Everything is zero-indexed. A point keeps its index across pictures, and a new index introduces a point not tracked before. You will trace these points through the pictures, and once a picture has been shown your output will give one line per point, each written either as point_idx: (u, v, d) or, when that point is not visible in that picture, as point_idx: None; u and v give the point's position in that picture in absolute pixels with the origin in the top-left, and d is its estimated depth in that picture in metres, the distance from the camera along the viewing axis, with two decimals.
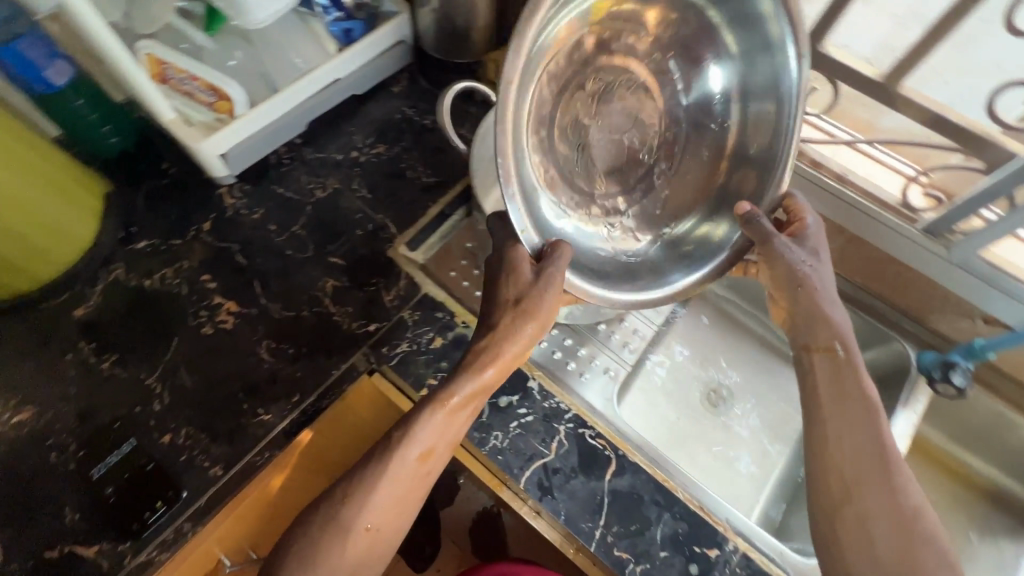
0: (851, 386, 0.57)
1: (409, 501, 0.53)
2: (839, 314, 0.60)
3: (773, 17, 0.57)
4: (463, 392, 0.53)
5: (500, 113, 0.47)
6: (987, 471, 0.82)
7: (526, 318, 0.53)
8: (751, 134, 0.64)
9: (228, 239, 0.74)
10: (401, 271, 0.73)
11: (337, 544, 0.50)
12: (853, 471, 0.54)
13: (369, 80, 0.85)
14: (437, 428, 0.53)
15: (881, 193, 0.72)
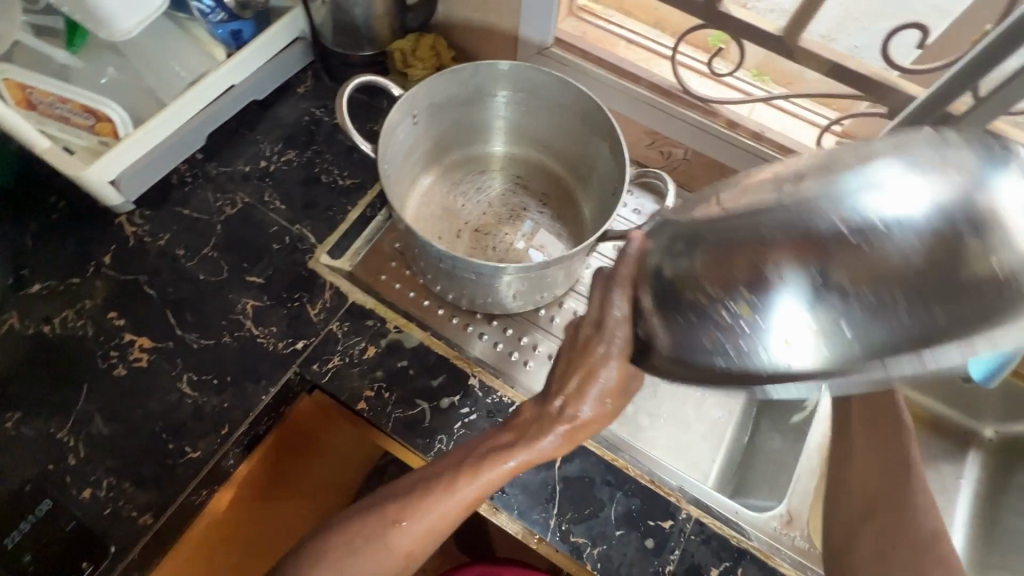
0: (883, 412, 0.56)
1: (444, 537, 0.49)
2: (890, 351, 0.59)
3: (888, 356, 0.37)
4: (533, 453, 0.49)
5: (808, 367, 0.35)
6: (927, 403, 0.85)
7: (602, 400, 0.48)
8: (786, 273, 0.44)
9: (133, 271, 0.69)
10: (325, 282, 0.70)
11: (374, 561, 0.47)
12: (875, 489, 0.53)
13: (269, 83, 0.80)
14: (498, 476, 0.49)
15: (797, 146, 0.72)
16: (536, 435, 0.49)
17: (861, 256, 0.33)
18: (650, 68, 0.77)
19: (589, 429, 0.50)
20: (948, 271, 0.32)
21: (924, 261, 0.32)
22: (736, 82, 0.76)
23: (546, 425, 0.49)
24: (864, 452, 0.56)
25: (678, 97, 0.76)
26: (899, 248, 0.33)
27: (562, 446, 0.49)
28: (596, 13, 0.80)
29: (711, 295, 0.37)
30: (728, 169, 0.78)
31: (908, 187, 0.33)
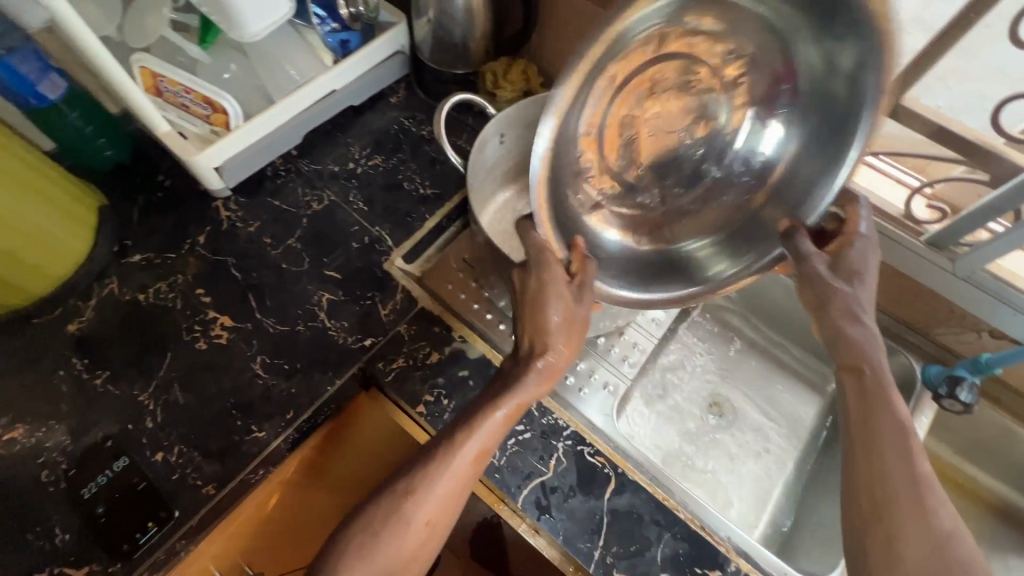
0: (882, 414, 0.52)
1: (459, 500, 0.53)
2: (862, 329, 0.56)
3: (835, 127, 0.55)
4: (520, 395, 0.54)
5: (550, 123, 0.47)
6: (993, 486, 0.82)
7: (564, 336, 0.56)
8: (798, 179, 0.61)
9: (224, 253, 0.74)
10: (397, 285, 0.73)
11: (397, 535, 0.50)
12: (882, 492, 0.49)
13: (366, 91, 0.85)
14: (491, 428, 0.54)
15: (884, 204, 0.71)
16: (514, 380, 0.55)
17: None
18: None
19: (562, 357, 0.56)
20: None
21: None
22: None
23: (528, 365, 0.55)
24: (876, 466, 0.50)
25: None
26: None
27: (542, 383, 0.55)
28: None
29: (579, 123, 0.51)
30: None
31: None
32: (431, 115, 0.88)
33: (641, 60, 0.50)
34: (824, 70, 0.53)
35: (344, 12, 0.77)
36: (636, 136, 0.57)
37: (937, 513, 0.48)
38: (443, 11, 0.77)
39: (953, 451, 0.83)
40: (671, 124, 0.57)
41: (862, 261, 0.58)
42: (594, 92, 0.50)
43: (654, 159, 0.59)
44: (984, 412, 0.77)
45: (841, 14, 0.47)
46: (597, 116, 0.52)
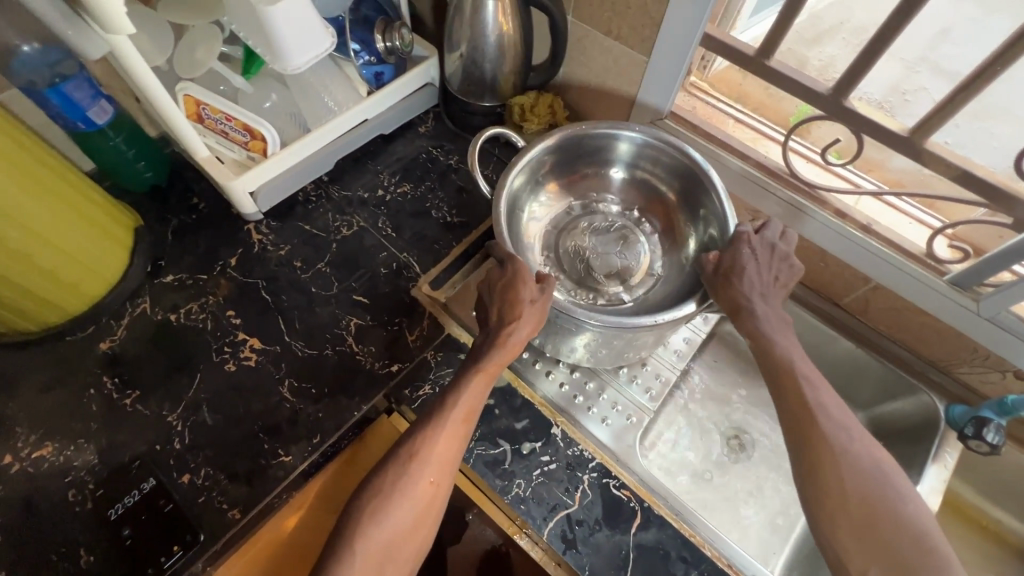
0: (787, 367, 0.60)
1: (457, 460, 0.56)
2: (760, 307, 0.63)
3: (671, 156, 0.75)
4: (500, 355, 0.59)
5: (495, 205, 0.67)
6: (1015, 527, 0.81)
7: (535, 313, 0.60)
8: (688, 195, 0.77)
9: (254, 275, 0.75)
10: (424, 311, 0.74)
11: (406, 498, 0.53)
12: (809, 429, 0.57)
13: (397, 120, 0.88)
14: (477, 390, 0.58)
15: (906, 243, 0.72)
16: (487, 349, 0.59)
17: (535, 173, 0.79)
18: (757, 148, 0.81)
19: (529, 326, 0.60)
20: (548, 156, 0.78)
21: (547, 164, 0.79)
22: (843, 172, 0.77)
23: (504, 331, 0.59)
24: (801, 409, 0.58)
25: (783, 178, 0.78)
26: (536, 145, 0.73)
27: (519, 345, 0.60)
28: (707, 91, 0.84)
29: (532, 249, 0.80)
30: (828, 255, 0.80)
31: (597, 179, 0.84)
32: (458, 146, 0.90)
33: (559, 206, 0.84)
34: (643, 159, 0.79)
35: (381, 45, 0.79)
36: (583, 252, 0.80)
37: (851, 444, 0.56)
38: (474, 46, 0.81)
39: (976, 490, 0.82)
40: (603, 241, 0.81)
41: (749, 261, 0.64)
42: (530, 227, 0.81)
43: (607, 263, 0.79)
44: (1012, 454, 0.76)
45: (644, 161, 0.79)
46: (545, 243, 0.82)
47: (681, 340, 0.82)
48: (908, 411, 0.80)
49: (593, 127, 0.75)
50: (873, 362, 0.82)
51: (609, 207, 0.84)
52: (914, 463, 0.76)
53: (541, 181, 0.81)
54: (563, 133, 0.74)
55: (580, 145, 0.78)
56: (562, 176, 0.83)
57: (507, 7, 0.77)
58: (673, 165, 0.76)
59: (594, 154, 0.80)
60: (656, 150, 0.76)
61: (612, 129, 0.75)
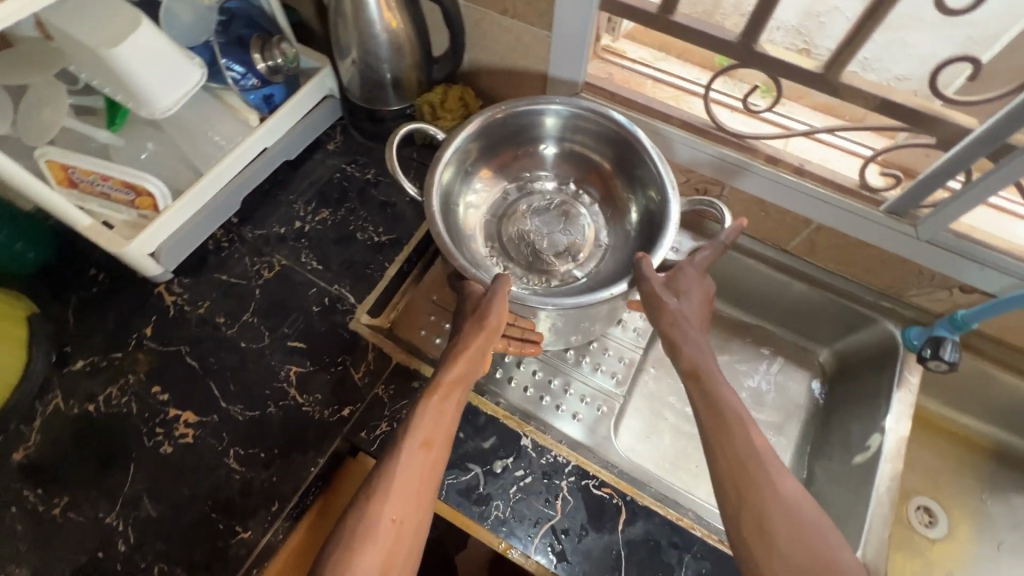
0: (723, 409, 0.56)
1: (422, 493, 0.52)
2: (695, 340, 0.61)
3: (598, 123, 0.71)
4: (451, 373, 0.58)
5: (428, 213, 0.63)
6: (982, 429, 0.84)
7: (481, 324, 0.59)
8: (622, 159, 0.74)
9: (174, 341, 0.69)
10: (367, 343, 0.69)
11: (367, 541, 0.48)
12: (741, 474, 0.52)
13: (300, 142, 0.81)
14: (432, 417, 0.56)
15: (839, 178, 0.71)
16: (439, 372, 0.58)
17: (463, 163, 0.74)
18: (680, 106, 0.78)
19: (478, 337, 0.59)
20: (474, 145, 0.73)
21: (475, 152, 0.74)
22: (768, 117, 0.75)
23: (454, 350, 0.59)
24: (731, 453, 0.54)
25: (710, 133, 0.75)
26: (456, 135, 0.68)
27: (471, 363, 0.59)
28: (618, 54, 0.81)
29: (477, 239, 0.76)
30: (768, 204, 0.78)
31: (531, 157, 0.79)
32: (373, 157, 0.84)
33: (495, 191, 0.80)
34: (571, 130, 0.75)
35: (262, 66, 0.72)
36: (527, 236, 0.77)
37: (787, 489, 0.52)
38: (365, 49, 0.75)
39: (942, 401, 0.85)
40: (545, 221, 0.77)
41: (691, 284, 0.65)
42: (470, 218, 0.77)
43: (552, 242, 0.76)
44: (973, 364, 0.78)
45: (577, 135, 0.75)
46: (488, 231, 0.77)
47: (638, 318, 0.79)
48: (868, 341, 0.81)
49: (512, 110, 0.70)
50: (826, 300, 0.82)
51: (544, 184, 0.81)
52: (880, 390, 0.77)
53: (471, 170, 0.76)
54: (483, 118, 0.69)
55: (504, 126, 0.73)
56: (492, 161, 0.78)
57: (390, 2, 0.71)
58: (602, 130, 0.72)
59: (520, 133, 0.76)
60: (580, 120, 0.72)
61: (534, 104, 0.70)
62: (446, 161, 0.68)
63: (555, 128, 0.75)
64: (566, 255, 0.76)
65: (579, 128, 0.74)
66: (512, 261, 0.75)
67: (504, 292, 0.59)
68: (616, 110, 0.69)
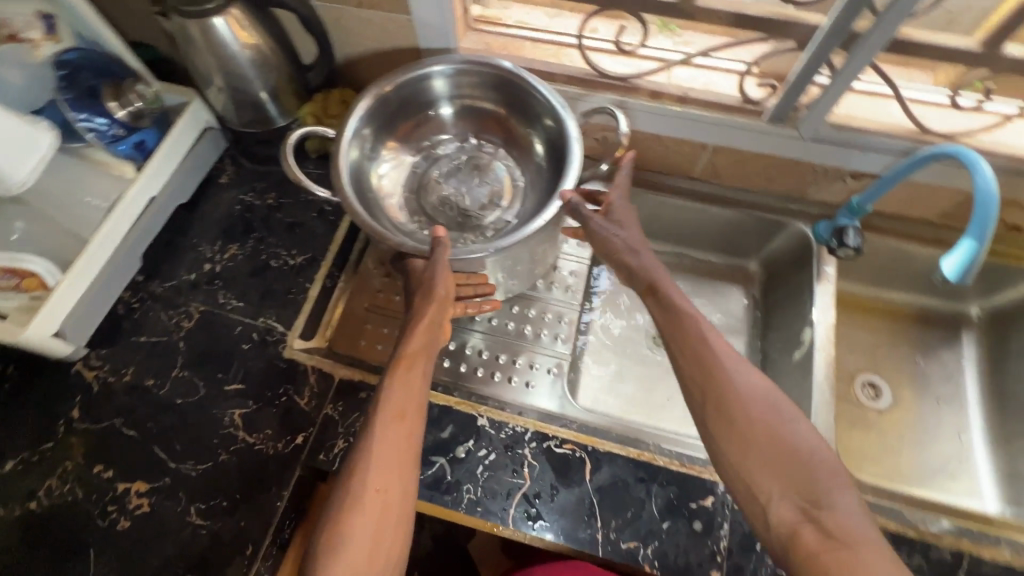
0: (679, 314, 0.58)
1: (403, 461, 0.52)
2: (642, 257, 0.63)
3: (476, 69, 0.68)
4: (412, 345, 0.58)
5: (347, 205, 0.61)
6: (903, 299, 0.90)
7: (430, 291, 0.60)
8: (511, 100, 0.71)
9: (106, 416, 0.66)
10: (306, 367, 0.68)
11: (354, 514, 0.49)
12: (702, 368, 0.55)
13: (189, 183, 0.78)
14: (402, 387, 0.56)
15: (721, 98, 0.73)
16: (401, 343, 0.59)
17: (367, 146, 0.70)
18: (561, 61, 0.78)
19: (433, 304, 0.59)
20: (371, 125, 0.69)
21: (375, 132, 0.70)
22: (646, 53, 0.78)
23: (411, 322, 0.60)
24: (691, 350, 0.56)
25: (594, 82, 0.76)
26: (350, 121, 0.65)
27: (430, 332, 0.60)
28: (490, 23, 0.80)
29: (403, 215, 0.72)
30: (663, 137, 0.79)
31: (431, 123, 0.75)
32: (270, 181, 0.81)
33: (405, 165, 0.75)
34: (456, 88, 0.72)
35: (123, 113, 0.70)
36: (449, 199, 0.73)
37: (743, 373, 0.55)
38: (229, 73, 0.72)
39: (863, 282, 0.90)
40: (459, 181, 0.74)
41: (624, 213, 0.67)
42: (387, 200, 0.72)
43: (474, 197, 0.73)
44: (880, 243, 0.83)
45: (465, 90, 0.72)
46: (410, 208, 0.73)
47: (568, 276, 0.81)
48: (788, 244, 0.85)
49: (395, 83, 0.67)
50: (741, 215, 0.85)
51: (448, 147, 0.77)
52: (805, 287, 0.81)
53: (374, 150, 0.71)
54: (370, 98, 0.66)
55: (392, 100, 0.69)
56: (393, 136, 0.74)
57: (242, 21, 0.68)
58: (482, 76, 0.69)
59: (410, 103, 0.72)
60: (458, 72, 0.69)
61: (413, 71, 0.67)
62: (347, 152, 0.65)
63: (442, 88, 0.71)
64: (491, 205, 0.73)
65: (460, 81, 0.71)
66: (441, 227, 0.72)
67: (445, 257, 0.59)
68: (487, 53, 0.67)
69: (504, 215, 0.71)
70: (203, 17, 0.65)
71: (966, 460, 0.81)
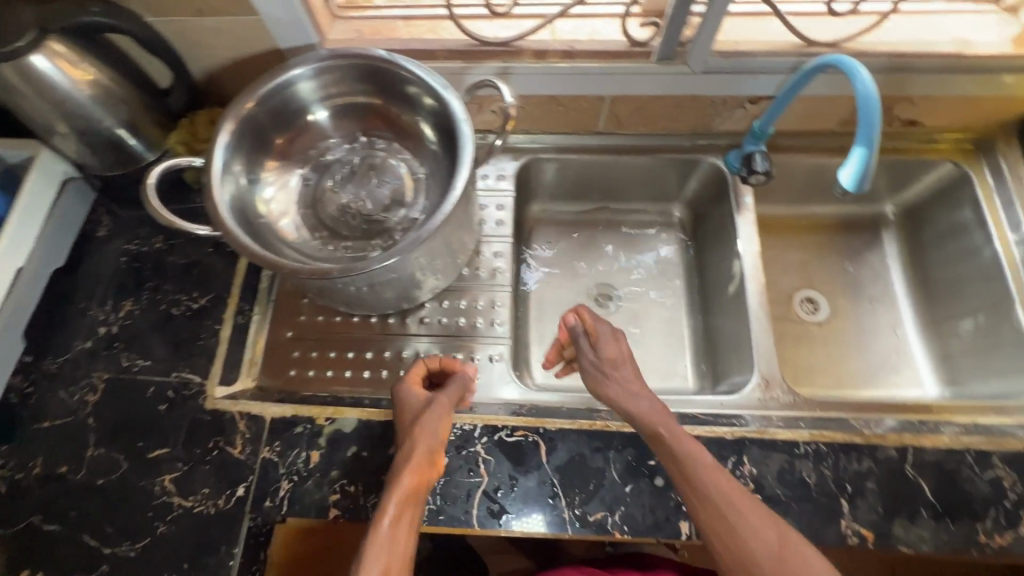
0: (688, 460, 0.52)
1: None
2: (644, 401, 0.58)
3: (343, 65, 0.64)
4: (403, 486, 0.50)
5: (231, 239, 0.57)
6: (824, 212, 0.92)
7: (426, 420, 0.55)
8: (389, 90, 0.66)
9: (21, 517, 0.60)
10: (232, 414, 0.64)
11: None
12: (727, 528, 0.48)
13: (61, 243, 0.72)
14: (385, 547, 0.45)
15: (607, 46, 0.71)
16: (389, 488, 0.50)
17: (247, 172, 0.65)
18: (437, 36, 0.73)
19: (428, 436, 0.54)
20: (245, 147, 0.64)
21: (251, 156, 0.65)
22: (520, 13, 0.74)
23: (402, 461, 0.52)
24: (709, 508, 0.49)
25: (476, 52, 0.72)
26: (216, 149, 0.60)
27: (423, 469, 0.52)
28: (355, 9, 0.75)
29: (305, 234, 0.68)
30: (558, 97, 0.76)
31: (313, 130, 0.70)
32: (154, 224, 0.74)
33: (295, 181, 0.70)
34: (328, 89, 0.67)
35: None
36: (349, 208, 0.69)
37: (770, 532, 0.47)
38: (70, 114, 0.64)
39: (785, 203, 0.91)
40: (356, 185, 0.70)
41: (612, 348, 0.64)
42: (281, 222, 0.67)
43: (375, 200, 0.68)
44: (789, 161, 0.84)
45: (338, 87, 0.67)
46: (307, 227, 0.68)
47: (494, 259, 0.78)
48: (705, 181, 0.85)
49: (257, 98, 0.62)
50: (654, 161, 0.84)
51: (337, 152, 0.71)
52: (727, 221, 0.81)
53: (252, 173, 0.65)
54: (232, 120, 0.61)
55: (259, 117, 0.64)
56: (274, 155, 0.68)
57: (67, 54, 0.60)
58: (351, 70, 0.65)
59: (283, 116, 0.66)
60: (325, 71, 0.64)
61: (273, 81, 0.62)
62: (222, 183, 0.60)
63: (313, 93, 0.66)
64: (394, 204, 0.69)
65: (329, 80, 0.65)
66: (347, 238, 0.68)
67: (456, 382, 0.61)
68: (350, 45, 0.62)
69: (410, 212, 0.67)
70: (16, 57, 0.57)
71: (905, 352, 0.84)
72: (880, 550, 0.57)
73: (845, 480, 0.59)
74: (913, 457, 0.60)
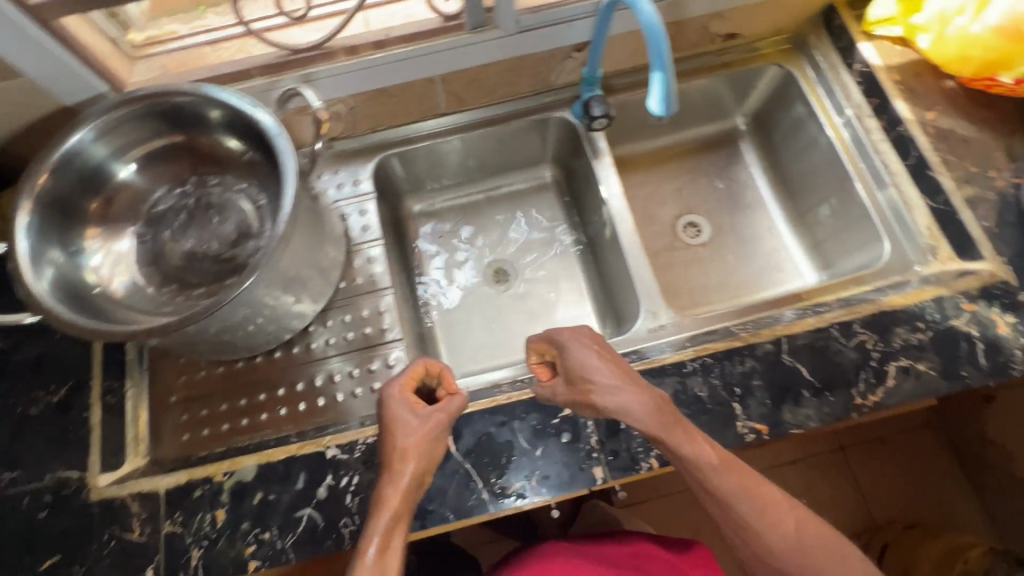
0: (700, 466, 0.52)
1: None
2: (632, 401, 0.53)
3: (138, 109, 0.60)
4: (383, 522, 0.49)
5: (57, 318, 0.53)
6: (683, 138, 0.96)
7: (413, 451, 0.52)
8: (199, 121, 0.63)
9: None
10: (123, 498, 0.60)
11: None
12: (738, 519, 0.51)
13: None
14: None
15: (419, 26, 0.69)
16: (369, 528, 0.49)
17: (66, 246, 0.60)
18: (244, 53, 0.69)
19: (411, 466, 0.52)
20: (54, 221, 0.59)
21: (66, 228, 0.61)
22: (319, 14, 0.71)
23: (385, 497, 0.50)
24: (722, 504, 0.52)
25: (289, 61, 0.69)
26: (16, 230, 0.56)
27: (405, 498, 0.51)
28: (146, 45, 0.69)
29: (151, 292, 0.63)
30: (389, 88, 0.74)
31: (133, 184, 0.65)
32: None
33: (128, 243, 0.65)
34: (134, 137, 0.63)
35: None
36: (193, 254, 0.65)
37: (777, 517, 0.51)
38: None
39: (645, 138, 0.94)
40: (196, 229, 0.66)
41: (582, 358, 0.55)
42: (122, 287, 0.62)
43: (217, 238, 0.65)
44: (634, 98, 0.86)
45: (144, 133, 0.63)
46: (153, 284, 0.64)
47: (372, 265, 0.76)
48: (561, 137, 0.86)
49: (51, 166, 0.58)
50: (506, 129, 0.84)
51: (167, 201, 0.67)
52: (589, 169, 0.83)
53: (74, 245, 0.61)
54: (29, 195, 0.57)
55: (63, 186, 0.60)
56: (96, 222, 0.64)
57: None
58: (150, 111, 0.61)
59: (93, 179, 0.62)
60: (120, 120, 0.60)
61: (66, 144, 0.58)
62: (37, 264, 0.56)
63: (119, 146, 0.62)
64: (240, 237, 0.65)
65: (130, 128, 0.62)
66: (199, 285, 0.64)
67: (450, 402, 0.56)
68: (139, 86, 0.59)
69: (256, 241, 0.64)
70: None
71: (781, 250, 0.89)
72: (775, 438, 0.60)
73: (734, 384, 0.62)
74: (787, 345, 0.64)
